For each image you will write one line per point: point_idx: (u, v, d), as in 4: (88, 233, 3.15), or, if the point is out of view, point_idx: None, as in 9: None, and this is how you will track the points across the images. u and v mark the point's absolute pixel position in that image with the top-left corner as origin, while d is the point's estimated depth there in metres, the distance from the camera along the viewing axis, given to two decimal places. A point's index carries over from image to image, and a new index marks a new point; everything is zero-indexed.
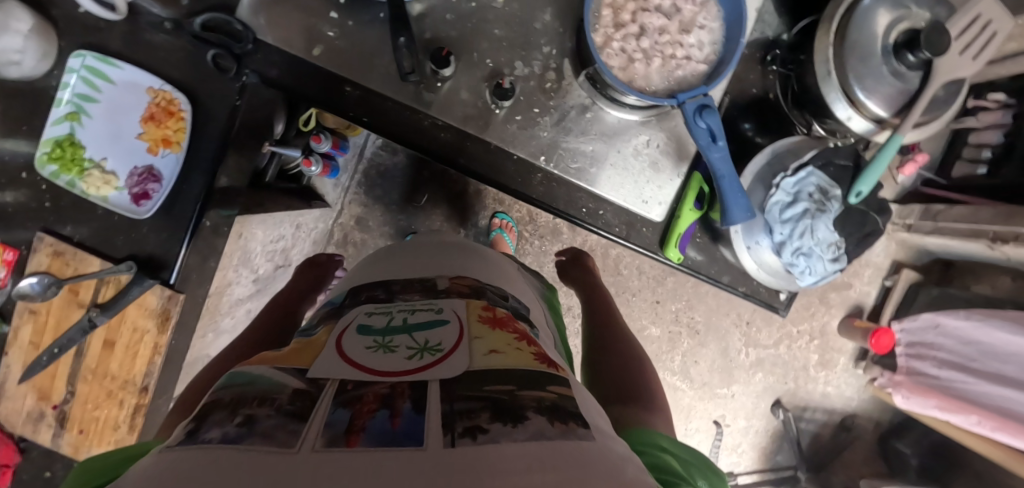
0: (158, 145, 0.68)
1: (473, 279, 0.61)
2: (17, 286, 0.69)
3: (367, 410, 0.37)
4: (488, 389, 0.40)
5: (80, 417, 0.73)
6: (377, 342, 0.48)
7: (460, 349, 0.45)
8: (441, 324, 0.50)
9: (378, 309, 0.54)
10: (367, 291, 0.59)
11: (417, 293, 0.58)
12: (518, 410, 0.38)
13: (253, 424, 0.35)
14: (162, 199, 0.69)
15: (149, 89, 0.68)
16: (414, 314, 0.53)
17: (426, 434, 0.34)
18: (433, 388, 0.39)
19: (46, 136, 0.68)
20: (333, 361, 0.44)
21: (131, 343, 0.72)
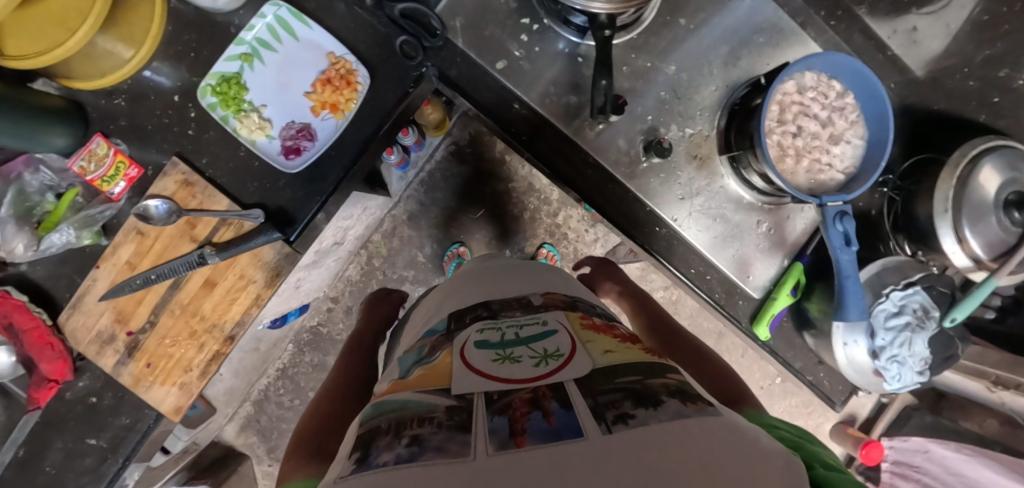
0: (323, 108, 0.70)
1: (564, 298, 0.65)
2: (139, 205, 0.69)
3: (521, 413, 0.40)
4: (619, 381, 0.44)
5: (152, 350, 0.71)
6: (499, 355, 0.51)
7: (578, 352, 0.49)
8: (548, 335, 0.53)
9: (489, 328, 0.57)
10: (467, 313, 0.63)
11: (517, 309, 0.62)
12: (655, 397, 0.42)
13: (423, 443, 0.38)
14: (311, 159, 0.70)
15: (331, 55, 0.70)
16: (522, 329, 0.56)
17: (584, 426, 0.38)
18: (571, 389, 0.43)
19: (216, 70, 0.68)
20: (465, 374, 0.47)
21: (232, 289, 0.71)
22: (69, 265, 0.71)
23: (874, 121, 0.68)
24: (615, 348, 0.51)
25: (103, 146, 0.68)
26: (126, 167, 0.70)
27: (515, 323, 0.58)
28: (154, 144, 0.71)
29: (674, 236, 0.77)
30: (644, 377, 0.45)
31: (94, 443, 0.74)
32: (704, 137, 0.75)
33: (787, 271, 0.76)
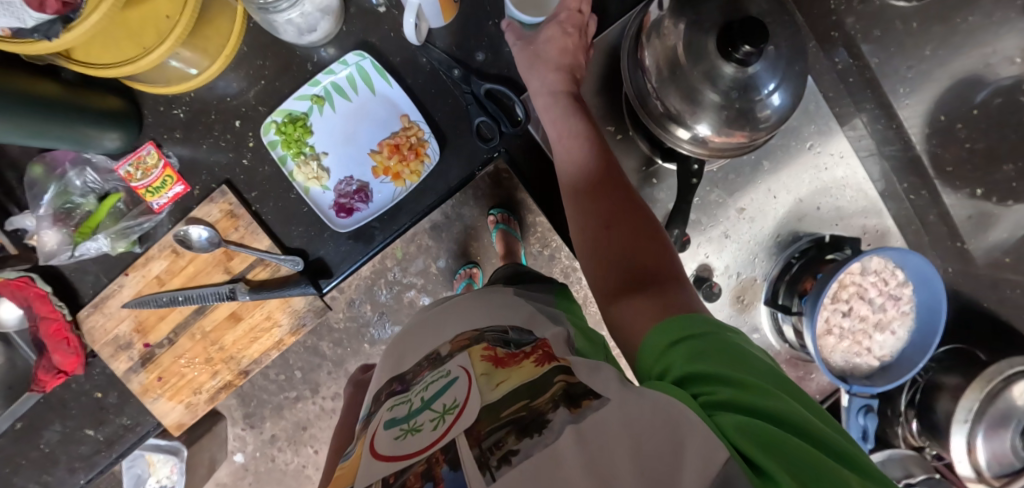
0: (385, 172, 0.68)
1: (472, 331, 0.50)
2: (182, 229, 0.67)
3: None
4: (507, 414, 0.37)
5: (166, 366, 0.71)
6: (404, 428, 0.41)
7: (474, 396, 0.40)
8: (448, 385, 0.43)
9: (397, 402, 0.46)
10: (385, 390, 0.51)
11: (423, 370, 0.49)
12: (540, 420, 0.35)
13: None
14: (361, 220, 0.68)
15: (404, 118, 0.67)
16: (428, 388, 0.44)
17: (470, 479, 0.32)
18: (459, 443, 0.36)
19: (286, 108, 0.65)
20: (369, 463, 0.38)
21: (257, 327, 0.70)
22: (98, 262, 0.70)
23: (925, 319, 0.67)
24: (506, 373, 0.42)
25: (154, 156, 0.66)
26: (173, 183, 0.67)
27: (424, 384, 0.46)
28: (205, 164, 0.68)
29: None
30: (530, 400, 0.38)
31: (88, 433, 0.74)
32: (752, 283, 0.75)
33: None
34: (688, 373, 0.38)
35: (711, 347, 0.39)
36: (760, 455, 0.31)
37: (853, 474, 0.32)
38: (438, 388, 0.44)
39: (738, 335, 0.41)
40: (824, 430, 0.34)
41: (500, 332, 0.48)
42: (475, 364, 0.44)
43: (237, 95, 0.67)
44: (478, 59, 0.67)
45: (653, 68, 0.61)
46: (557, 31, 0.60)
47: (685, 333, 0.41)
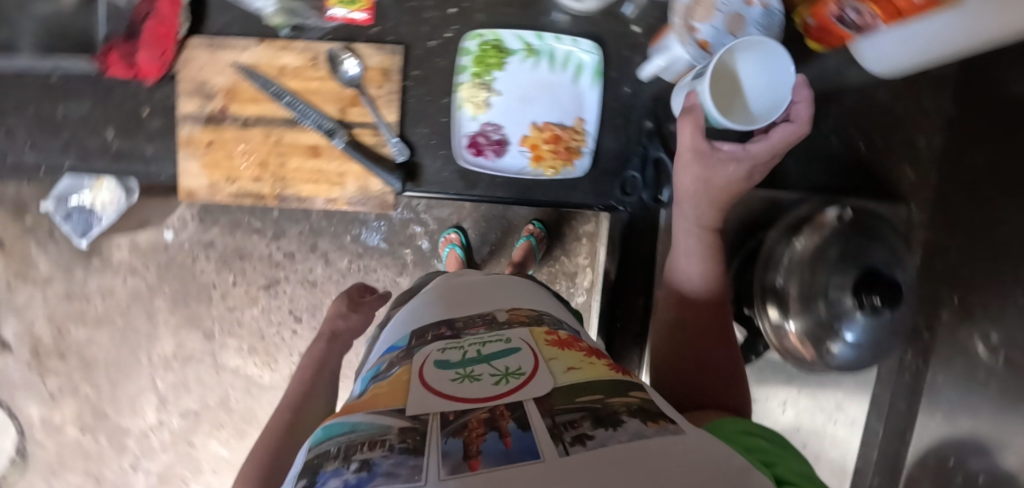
0: (527, 146, 0.79)
1: (531, 312, 0.72)
2: (337, 56, 0.75)
3: (477, 435, 0.44)
4: (580, 400, 0.49)
5: (224, 137, 0.77)
6: (460, 373, 0.56)
7: (540, 370, 0.55)
8: (511, 353, 0.58)
9: (451, 345, 0.63)
10: (433, 329, 0.69)
11: (480, 329, 0.67)
12: (615, 419, 0.46)
13: (374, 468, 0.41)
14: (483, 165, 0.77)
15: (573, 120, 0.78)
16: (485, 347, 0.61)
17: (541, 451, 0.41)
18: (529, 409, 0.48)
19: (502, 36, 0.76)
20: (422, 393, 0.53)
21: (321, 169, 0.78)
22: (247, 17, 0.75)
23: None
24: (577, 369, 0.55)
25: None
26: (358, 9, 0.73)
27: (478, 341, 0.63)
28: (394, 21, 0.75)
29: None
30: (606, 396, 0.50)
31: (109, 136, 0.77)
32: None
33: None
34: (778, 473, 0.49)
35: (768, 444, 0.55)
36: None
37: None
38: (500, 348, 0.60)
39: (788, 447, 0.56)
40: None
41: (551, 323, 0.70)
42: (537, 343, 0.61)
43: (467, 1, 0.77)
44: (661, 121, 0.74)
45: (797, 252, 0.65)
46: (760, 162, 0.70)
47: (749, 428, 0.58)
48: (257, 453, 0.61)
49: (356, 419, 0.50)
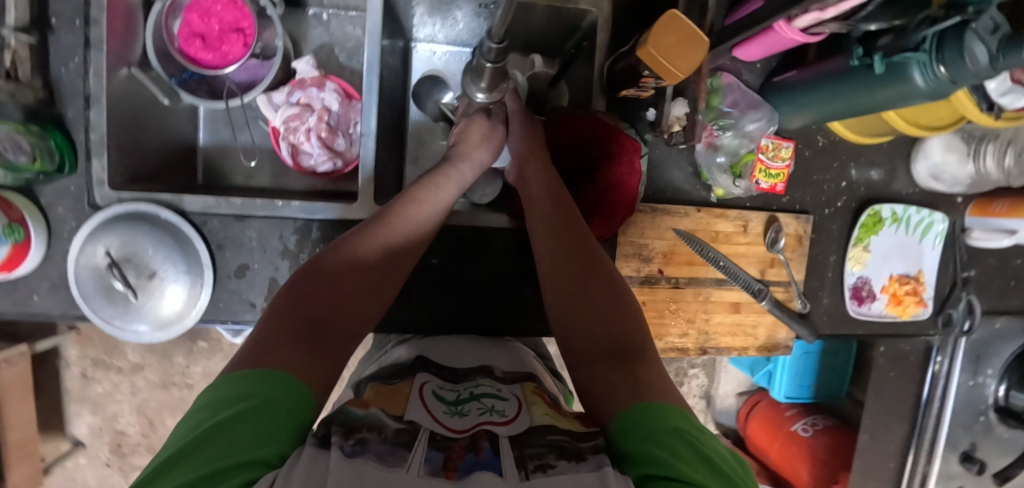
0: (886, 294, 0.79)
1: (523, 371, 0.56)
2: (772, 221, 0.72)
3: (457, 454, 0.37)
4: (550, 439, 0.40)
5: (657, 299, 0.69)
6: (451, 409, 0.46)
7: (523, 414, 0.45)
8: (500, 395, 0.49)
9: (446, 386, 0.51)
10: (428, 367, 0.55)
11: (475, 374, 0.55)
12: (580, 454, 0.38)
13: (365, 446, 0.36)
14: (861, 313, 0.78)
15: (918, 271, 0.80)
16: (478, 390, 0.51)
17: (505, 472, 0.35)
18: (500, 439, 0.40)
19: (881, 204, 0.77)
20: (417, 407, 0.45)
21: (741, 326, 0.73)
22: (680, 183, 0.70)
23: None
24: (559, 413, 0.46)
25: (788, 152, 0.69)
26: (779, 180, 0.70)
27: (473, 385, 0.52)
28: (804, 189, 0.74)
29: None
30: (577, 438, 0.40)
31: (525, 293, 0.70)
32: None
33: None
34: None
35: (685, 446, 0.37)
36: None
37: None
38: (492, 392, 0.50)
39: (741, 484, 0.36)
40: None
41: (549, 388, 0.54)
42: (524, 393, 0.50)
43: (862, 167, 0.77)
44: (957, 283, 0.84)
45: None
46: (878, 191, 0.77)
47: (654, 421, 0.38)
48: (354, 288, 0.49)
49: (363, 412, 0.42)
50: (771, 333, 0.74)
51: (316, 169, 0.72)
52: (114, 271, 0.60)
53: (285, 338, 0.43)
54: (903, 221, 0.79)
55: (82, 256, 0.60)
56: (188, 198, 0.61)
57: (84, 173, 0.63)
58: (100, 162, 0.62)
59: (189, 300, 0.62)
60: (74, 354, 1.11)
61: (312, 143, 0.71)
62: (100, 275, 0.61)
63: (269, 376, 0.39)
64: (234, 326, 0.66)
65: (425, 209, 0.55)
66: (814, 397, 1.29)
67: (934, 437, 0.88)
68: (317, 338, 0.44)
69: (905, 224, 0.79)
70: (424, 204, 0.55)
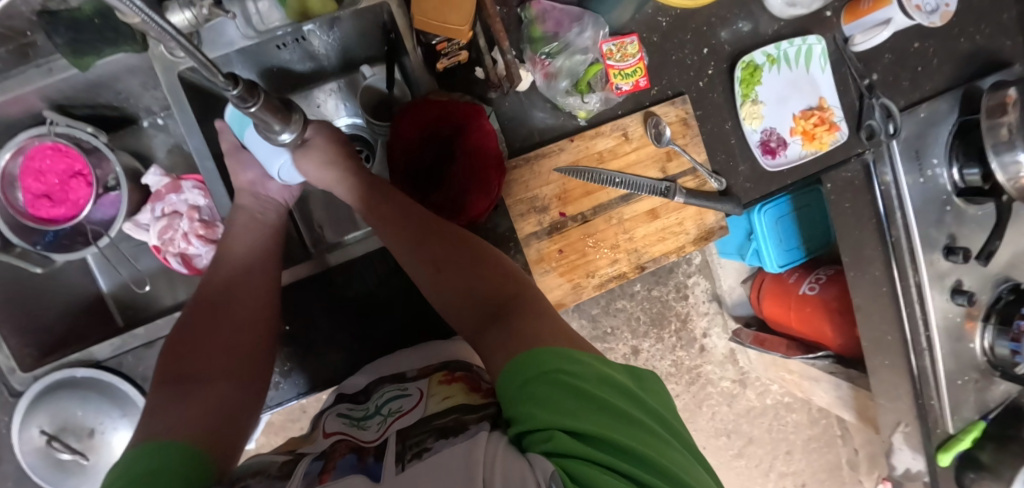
0: (798, 133, 0.77)
1: (438, 363, 0.60)
2: (651, 117, 0.70)
3: (338, 456, 0.43)
4: (435, 423, 0.44)
5: (571, 240, 0.68)
6: (355, 424, 0.54)
7: (417, 407, 0.50)
8: (401, 395, 0.55)
9: (355, 407, 0.59)
10: (347, 397, 0.62)
11: (388, 381, 0.61)
12: (460, 426, 0.42)
13: (246, 487, 0.41)
14: (781, 164, 0.76)
15: (820, 99, 0.78)
16: (382, 397, 0.57)
17: (382, 472, 0.39)
18: (389, 441, 0.44)
19: (750, 53, 0.74)
20: (321, 439, 0.51)
21: (667, 229, 0.72)
22: (544, 123, 0.68)
23: None
24: (451, 392, 0.51)
25: (635, 47, 0.66)
26: (638, 76, 0.67)
27: (381, 395, 0.58)
28: (669, 73, 0.72)
29: (943, 378, 0.91)
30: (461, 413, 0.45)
31: None
32: (976, 304, 0.90)
33: (971, 425, 0.92)
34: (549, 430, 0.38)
35: (554, 392, 0.40)
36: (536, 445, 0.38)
37: None
38: (394, 395, 0.56)
39: (614, 391, 0.41)
40: (662, 436, 0.40)
41: (464, 365, 0.59)
42: (428, 385, 0.55)
43: (718, 26, 0.74)
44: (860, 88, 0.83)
45: None
46: (744, 43, 0.75)
47: (528, 373, 0.41)
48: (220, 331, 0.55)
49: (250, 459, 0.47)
50: (699, 222, 0.73)
51: (211, 265, 0.72)
52: (55, 444, 0.61)
53: (155, 392, 0.50)
54: (782, 58, 0.76)
55: (20, 444, 0.60)
56: (93, 348, 0.62)
57: None
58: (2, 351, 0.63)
59: None
60: None
61: (195, 244, 0.71)
62: (45, 454, 0.61)
63: (168, 446, 0.42)
64: None
65: (247, 239, 0.62)
66: (806, 255, 1.23)
67: (911, 246, 0.87)
68: (181, 387, 0.49)
69: (785, 61, 0.76)
70: (242, 238, 0.62)
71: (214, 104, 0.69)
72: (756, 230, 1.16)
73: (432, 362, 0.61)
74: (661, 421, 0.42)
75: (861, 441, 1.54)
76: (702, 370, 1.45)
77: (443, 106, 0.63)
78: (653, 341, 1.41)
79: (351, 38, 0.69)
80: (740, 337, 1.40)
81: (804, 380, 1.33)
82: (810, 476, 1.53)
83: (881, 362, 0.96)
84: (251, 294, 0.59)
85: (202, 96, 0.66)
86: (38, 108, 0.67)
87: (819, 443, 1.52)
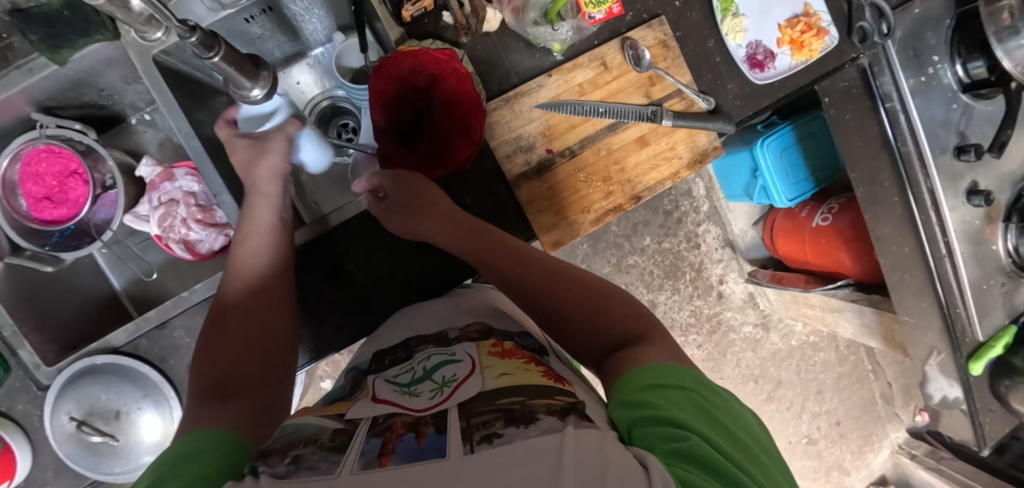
0: (785, 44, 0.75)
1: (480, 325, 0.62)
2: (627, 42, 0.68)
3: (396, 434, 0.41)
4: (499, 402, 0.43)
5: (562, 177, 0.68)
6: (403, 390, 0.52)
7: (473, 377, 0.50)
8: (452, 363, 0.54)
9: (401, 370, 0.56)
10: (387, 355, 0.61)
11: (430, 345, 0.60)
12: (529, 414, 0.41)
13: (301, 462, 0.37)
14: (770, 77, 0.74)
15: (805, 6, 0.75)
16: (430, 360, 0.56)
17: (449, 448, 0.37)
18: (450, 413, 0.43)
19: None
20: (367, 404, 0.49)
21: (659, 155, 0.70)
22: (520, 62, 0.67)
23: None
24: (509, 369, 0.50)
25: None
26: (609, 3, 0.66)
27: (426, 356, 0.58)
28: None
29: (969, 285, 0.88)
30: (527, 397, 0.44)
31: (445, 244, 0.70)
32: (994, 205, 0.87)
33: (1002, 332, 0.89)
34: (671, 420, 0.41)
35: (683, 401, 0.43)
36: (656, 429, 0.40)
37: (676, 469, 0.37)
38: (442, 360, 0.55)
39: (735, 423, 0.44)
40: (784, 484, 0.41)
41: (506, 335, 0.61)
42: (479, 354, 0.55)
43: None
44: None
45: None
46: None
47: (656, 379, 0.45)
48: (255, 344, 0.58)
49: (301, 423, 0.46)
50: (694, 145, 0.71)
51: (214, 248, 0.73)
52: (84, 429, 0.62)
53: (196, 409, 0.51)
54: None
55: (55, 430, 0.63)
56: (110, 335, 0.64)
57: (19, 365, 0.66)
58: (26, 349, 0.65)
59: (165, 417, 0.65)
60: None
61: (195, 229, 0.72)
62: (77, 438, 0.63)
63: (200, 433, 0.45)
64: None
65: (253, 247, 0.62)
66: (816, 186, 1.19)
67: (919, 151, 0.84)
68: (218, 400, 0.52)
69: None
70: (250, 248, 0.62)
71: (192, 88, 0.69)
72: (761, 165, 1.12)
73: (473, 323, 0.63)
74: (773, 460, 0.43)
75: (893, 374, 1.50)
76: (722, 317, 1.43)
77: (414, 56, 0.62)
78: (670, 292, 1.39)
79: (321, 7, 0.69)
80: (756, 278, 1.38)
81: (827, 314, 1.30)
82: (845, 414, 1.49)
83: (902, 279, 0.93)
84: (265, 298, 0.60)
85: (180, 80, 0.66)
86: (26, 113, 0.68)
87: (850, 380, 1.49)
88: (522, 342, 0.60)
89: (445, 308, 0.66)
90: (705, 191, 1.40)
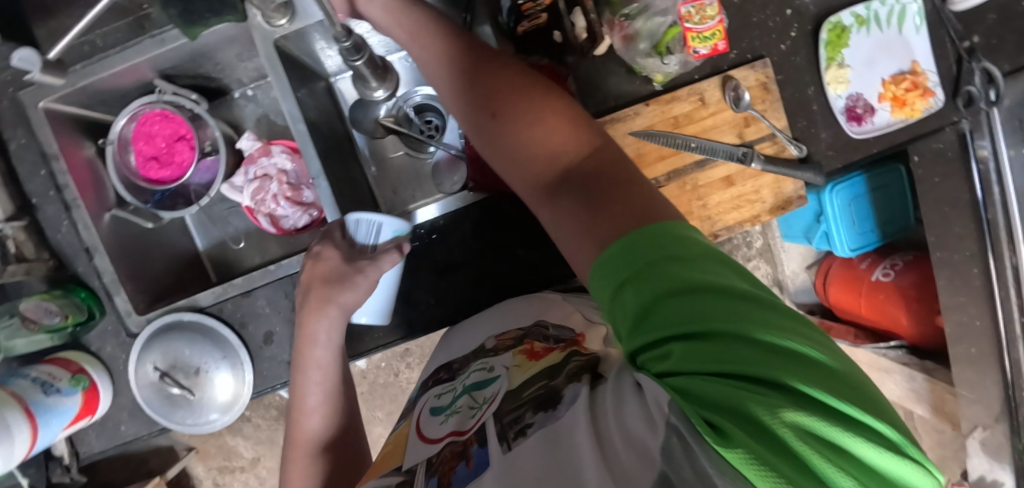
0: (887, 99, 0.73)
1: (517, 330, 0.61)
2: (729, 80, 0.68)
3: (450, 467, 0.43)
4: (528, 395, 0.45)
5: None
6: (447, 411, 0.53)
7: (505, 381, 0.51)
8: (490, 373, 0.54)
9: (445, 391, 0.58)
10: (434, 378, 0.64)
11: (470, 361, 0.61)
12: (556, 395, 0.43)
13: None
14: (868, 132, 0.73)
15: (913, 63, 0.73)
16: (469, 377, 0.57)
17: (491, 455, 0.40)
18: (488, 421, 0.45)
19: (838, 14, 0.71)
20: (417, 445, 0.51)
21: (742, 196, 0.71)
22: (617, 87, 0.68)
23: None
24: (536, 362, 0.51)
25: (715, 8, 0.64)
26: (717, 39, 0.65)
27: (466, 374, 0.58)
28: (748, 36, 0.70)
29: None
30: (552, 380, 0.46)
31: (516, 254, 0.72)
32: None
33: None
34: (672, 336, 0.34)
35: (657, 286, 0.36)
36: (665, 361, 0.34)
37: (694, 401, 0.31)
38: (480, 377, 0.55)
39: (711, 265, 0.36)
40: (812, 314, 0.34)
41: (542, 328, 0.60)
42: (514, 357, 0.55)
43: None
44: (960, 53, 0.77)
45: None
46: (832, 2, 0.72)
47: (638, 278, 0.38)
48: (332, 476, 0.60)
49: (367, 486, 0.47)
50: (780, 190, 0.71)
51: (297, 226, 0.76)
52: (167, 380, 0.67)
53: None
54: (871, 16, 0.73)
55: (140, 376, 0.68)
56: (197, 295, 0.68)
57: (112, 310, 0.70)
58: (120, 296, 0.69)
59: (238, 379, 0.68)
60: (201, 471, 1.28)
61: (284, 206, 0.76)
62: (159, 387, 0.68)
63: None
64: (285, 387, 0.70)
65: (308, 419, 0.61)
66: (881, 239, 1.17)
67: (1009, 226, 0.81)
68: None
69: (874, 22, 0.73)
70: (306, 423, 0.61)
71: (300, 73, 0.72)
72: (829, 212, 1.10)
73: (510, 328, 0.62)
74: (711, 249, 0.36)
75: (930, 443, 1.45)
76: None
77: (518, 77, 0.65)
78: None
79: None
80: None
81: (873, 372, 1.28)
82: None
83: (965, 352, 0.90)
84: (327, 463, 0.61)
85: (291, 64, 0.70)
86: (148, 77, 0.73)
87: None
88: (557, 334, 0.58)
89: (497, 309, 0.67)
90: (760, 227, 1.38)
